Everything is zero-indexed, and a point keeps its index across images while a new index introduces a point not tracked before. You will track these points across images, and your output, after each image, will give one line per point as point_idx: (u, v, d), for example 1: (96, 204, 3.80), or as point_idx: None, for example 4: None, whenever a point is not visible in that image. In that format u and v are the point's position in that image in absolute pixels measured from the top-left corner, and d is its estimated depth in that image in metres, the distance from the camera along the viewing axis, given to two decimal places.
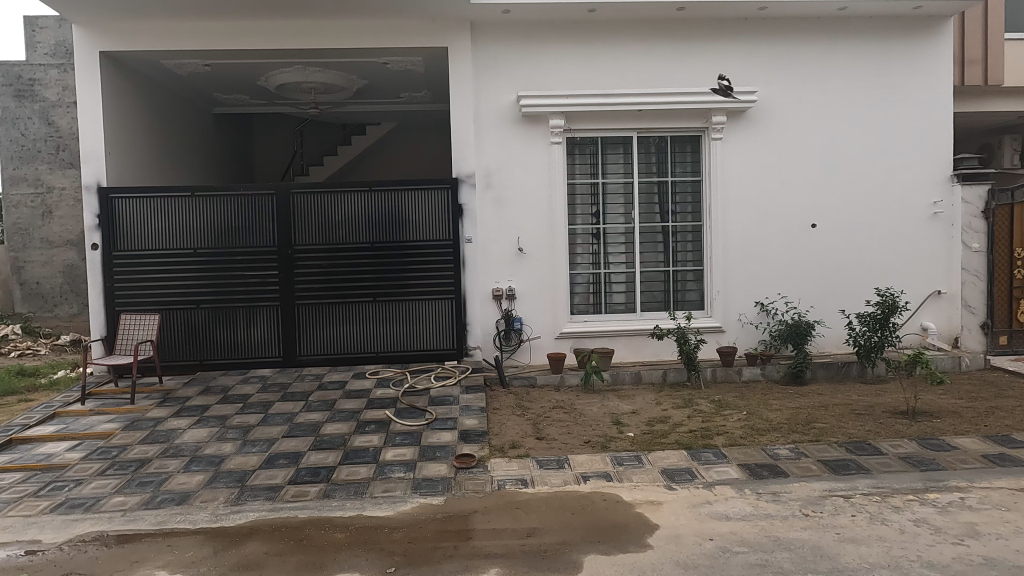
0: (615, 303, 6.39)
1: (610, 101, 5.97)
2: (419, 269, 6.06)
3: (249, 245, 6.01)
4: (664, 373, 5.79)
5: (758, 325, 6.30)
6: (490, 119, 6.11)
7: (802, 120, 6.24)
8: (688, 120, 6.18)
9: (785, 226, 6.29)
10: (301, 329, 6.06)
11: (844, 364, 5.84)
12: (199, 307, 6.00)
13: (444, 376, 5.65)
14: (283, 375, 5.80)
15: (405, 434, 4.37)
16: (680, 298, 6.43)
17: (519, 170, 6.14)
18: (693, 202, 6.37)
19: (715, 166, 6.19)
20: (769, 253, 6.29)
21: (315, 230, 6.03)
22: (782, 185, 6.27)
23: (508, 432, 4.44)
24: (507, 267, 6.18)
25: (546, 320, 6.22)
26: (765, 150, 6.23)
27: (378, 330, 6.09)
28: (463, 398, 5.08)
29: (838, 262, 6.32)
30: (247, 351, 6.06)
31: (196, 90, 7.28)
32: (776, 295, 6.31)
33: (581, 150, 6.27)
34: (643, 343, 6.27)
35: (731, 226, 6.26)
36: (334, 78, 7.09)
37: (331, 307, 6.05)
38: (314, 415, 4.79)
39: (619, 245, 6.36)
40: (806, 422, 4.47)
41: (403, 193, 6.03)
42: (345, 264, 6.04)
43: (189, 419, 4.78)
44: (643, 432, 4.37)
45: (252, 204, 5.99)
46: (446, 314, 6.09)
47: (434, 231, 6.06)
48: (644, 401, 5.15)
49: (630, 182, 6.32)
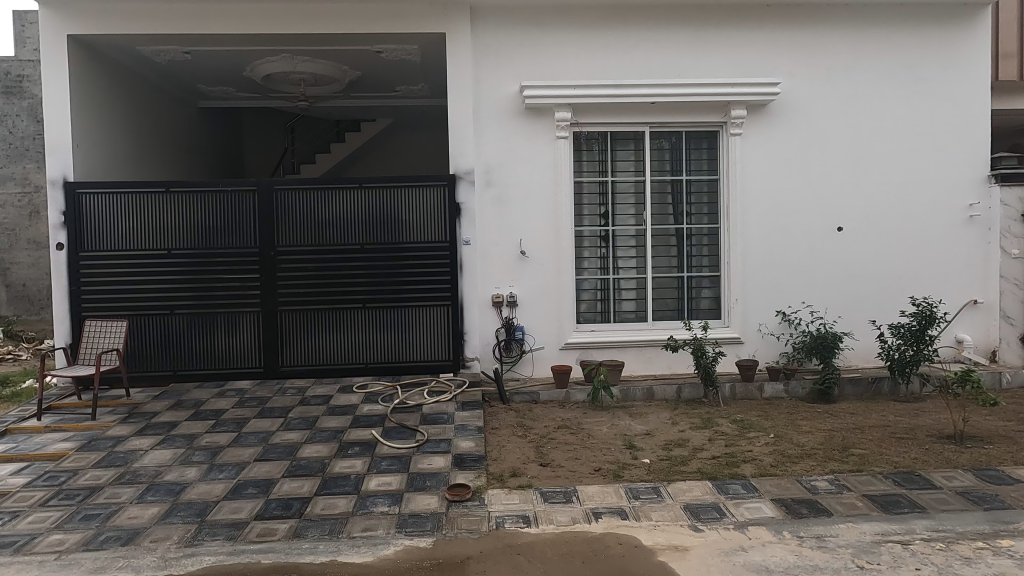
0: (625, 311, 5.90)
1: (622, 93, 5.51)
2: (413, 273, 5.59)
3: (228, 246, 5.53)
4: (679, 389, 5.27)
5: (780, 335, 5.82)
6: (490, 111, 5.64)
7: (828, 115, 5.77)
8: (705, 114, 5.72)
9: (809, 229, 5.81)
10: (285, 338, 5.58)
11: (875, 381, 5.35)
12: (173, 313, 5.52)
13: (438, 391, 5.15)
14: (263, 388, 5.32)
15: (392, 459, 3.88)
16: (695, 307, 5.94)
17: (522, 167, 5.67)
18: (709, 203, 5.90)
19: (733, 165, 5.73)
20: (792, 258, 5.81)
21: (299, 231, 5.56)
22: (806, 185, 5.80)
23: (508, 456, 3.95)
24: (509, 272, 5.70)
25: (551, 330, 5.74)
26: (787, 146, 5.76)
27: (368, 339, 5.61)
28: (458, 416, 4.59)
29: (866, 269, 5.84)
30: (225, 361, 5.57)
31: (178, 81, 6.84)
32: (800, 303, 5.83)
33: (588, 146, 5.80)
34: (655, 355, 5.79)
35: (750, 229, 5.79)
36: (325, 69, 6.63)
37: (317, 314, 5.57)
38: (292, 435, 4.30)
39: (629, 249, 5.89)
40: (842, 448, 3.98)
41: (395, 190, 5.56)
42: (332, 267, 5.57)
43: (153, 438, 4.29)
44: (660, 458, 3.88)
45: (232, 202, 5.52)
46: (441, 322, 5.61)
47: (428, 231, 5.58)
48: (658, 421, 4.66)
49: (642, 180, 5.85)
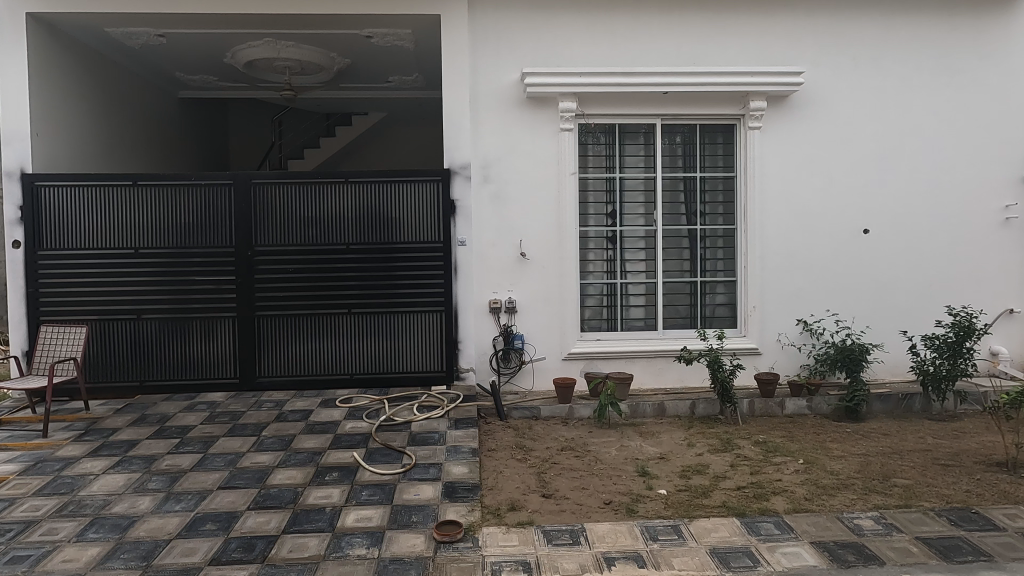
0: (633, 318, 5.45)
1: (632, 81, 5.07)
2: (404, 276, 5.13)
3: (200, 245, 5.07)
4: (692, 405, 4.83)
5: (801, 346, 5.37)
6: (488, 100, 5.19)
7: (853, 108, 5.33)
8: (721, 105, 5.28)
9: (833, 231, 5.37)
10: (263, 345, 5.11)
11: (906, 397, 4.90)
12: (139, 318, 5.06)
13: (429, 406, 4.69)
14: (237, 401, 4.84)
15: (374, 488, 3.42)
16: (709, 315, 5.49)
17: (522, 161, 5.22)
18: (725, 202, 5.46)
19: (752, 161, 5.30)
20: (814, 262, 5.37)
21: (279, 229, 5.10)
22: (830, 183, 5.35)
23: (506, 486, 3.49)
24: (507, 275, 5.24)
25: (552, 338, 5.29)
26: (810, 141, 5.33)
27: (354, 348, 5.15)
28: (451, 436, 4.13)
29: (894, 275, 5.40)
30: (197, 371, 5.11)
31: (154, 67, 6.38)
32: (823, 312, 5.38)
33: (594, 139, 5.36)
34: (666, 367, 5.34)
35: (770, 230, 5.34)
36: (311, 55, 6.16)
37: (298, 319, 5.11)
38: (264, 457, 3.84)
39: (638, 251, 5.44)
40: (883, 477, 3.53)
41: (384, 186, 5.10)
42: (314, 268, 5.12)
43: (108, 460, 3.82)
44: (678, 488, 3.43)
45: (205, 196, 5.05)
46: (434, 330, 5.15)
47: (420, 230, 5.12)
48: (672, 442, 4.20)
49: (653, 177, 5.40)
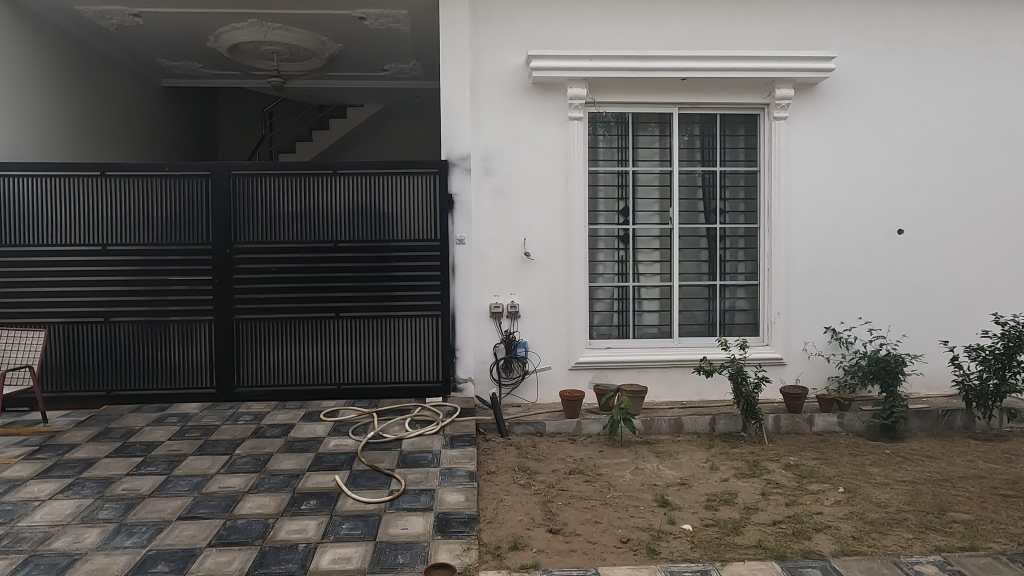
0: (646, 325, 5.01)
1: (647, 65, 4.64)
2: (397, 278, 4.70)
3: (174, 241, 4.64)
4: (712, 420, 4.39)
5: (830, 356, 4.92)
6: (490, 86, 4.76)
7: (888, 97, 4.89)
8: (744, 93, 4.85)
9: (865, 231, 4.93)
10: (242, 352, 4.68)
11: (947, 413, 4.46)
12: (108, 322, 4.63)
13: (423, 421, 4.25)
14: (211, 413, 4.40)
15: (356, 520, 2.98)
16: (729, 321, 5.05)
17: (527, 153, 4.79)
18: (746, 198, 5.02)
19: (777, 154, 4.87)
20: (844, 264, 4.93)
21: (261, 225, 4.66)
22: (862, 179, 4.91)
23: (507, 518, 3.05)
24: (510, 277, 4.81)
25: (558, 346, 4.85)
26: (840, 133, 4.89)
27: (341, 355, 4.71)
28: (446, 456, 3.69)
29: (930, 280, 4.96)
30: (170, 380, 4.67)
31: (132, 52, 5.97)
32: (854, 319, 4.94)
33: (606, 130, 4.93)
34: (681, 378, 4.90)
35: (796, 230, 4.91)
36: (300, 39, 5.71)
37: (281, 324, 4.68)
38: (235, 481, 3.40)
39: (652, 252, 5.00)
40: (938, 511, 3.08)
41: (375, 178, 4.67)
42: (299, 268, 4.69)
43: (58, 482, 3.38)
44: (705, 523, 2.98)
45: (179, 189, 4.62)
46: (429, 336, 4.72)
47: (415, 228, 4.70)
48: (693, 465, 3.76)
49: (668, 171, 4.97)
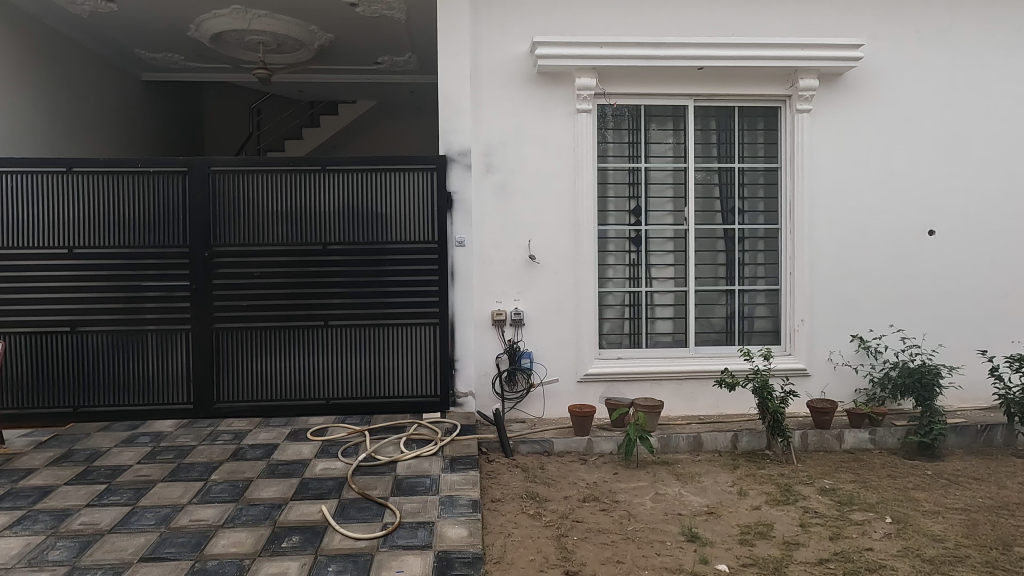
0: (659, 333, 4.66)
1: (662, 54, 4.29)
2: (390, 283, 4.33)
3: (147, 244, 4.26)
4: (734, 438, 4.04)
5: (858, 366, 4.58)
6: (492, 75, 4.41)
7: (918, 89, 4.56)
8: (764, 85, 4.52)
9: (894, 232, 4.59)
10: (222, 364, 4.29)
11: (987, 429, 4.12)
12: (75, 332, 4.25)
13: (419, 440, 3.88)
14: (187, 432, 4.01)
15: (346, 561, 2.61)
16: (748, 329, 4.70)
17: (531, 148, 4.43)
18: (766, 197, 4.68)
19: (799, 150, 4.53)
20: (873, 267, 4.59)
21: (242, 226, 4.29)
22: (891, 177, 4.58)
23: (517, 557, 2.68)
24: (513, 281, 4.45)
25: (566, 357, 4.49)
26: (867, 127, 4.56)
27: (331, 367, 4.34)
28: (446, 481, 3.32)
29: (963, 284, 4.63)
30: (143, 395, 4.28)
31: (108, 41, 5.59)
32: (883, 326, 4.60)
33: (615, 124, 4.58)
34: (698, 391, 4.55)
35: (820, 231, 4.57)
36: (287, 27, 5.33)
37: (265, 333, 4.31)
38: (209, 512, 3.01)
39: (665, 254, 4.65)
40: (1003, 548, 2.73)
41: (368, 175, 4.30)
42: (284, 273, 4.31)
43: (7, 516, 2.98)
44: (743, 563, 2.62)
45: (154, 186, 4.24)
46: (425, 346, 4.35)
47: (410, 228, 4.33)
48: (719, 491, 3.40)
49: (682, 168, 4.63)
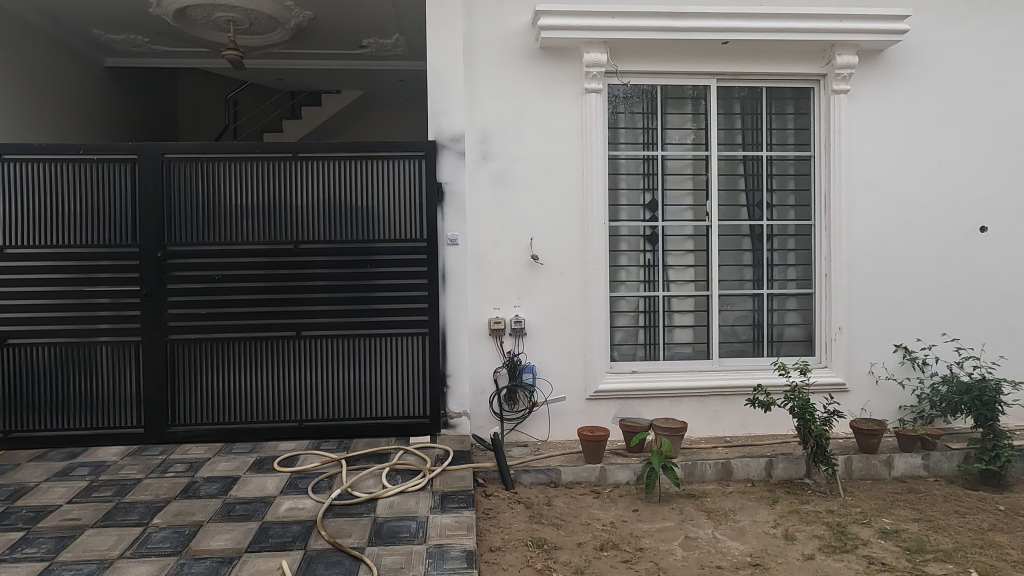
0: (678, 344, 4.12)
1: (682, 26, 3.76)
2: (372, 287, 3.78)
3: (89, 243, 3.69)
4: (769, 464, 3.50)
5: (903, 380, 4.06)
6: (489, 51, 3.87)
7: (967, 68, 4.05)
8: (795, 62, 4.00)
9: (942, 229, 4.07)
10: (178, 381, 3.73)
11: None
12: (6, 345, 3.68)
13: (405, 471, 3.32)
14: (135, 462, 3.44)
15: None
16: (777, 339, 4.17)
17: (533, 134, 3.90)
18: (796, 189, 4.15)
19: (835, 136, 4.01)
20: (919, 268, 4.06)
21: (202, 222, 3.73)
22: (938, 166, 4.06)
23: None
24: (514, 285, 3.91)
25: (573, 371, 3.95)
26: (910, 110, 4.04)
27: (303, 384, 3.78)
28: (435, 525, 2.76)
29: (1018, 288, 4.11)
30: (86, 417, 3.71)
31: (62, 19, 5.00)
32: (931, 335, 4.07)
33: (627, 106, 4.04)
34: (723, 410, 4.02)
35: (859, 227, 4.04)
36: (258, 2, 4.75)
37: (228, 345, 3.75)
38: (143, 569, 2.44)
39: (685, 254, 4.11)
40: None
41: (346, 163, 3.76)
42: (250, 276, 3.75)
43: None
44: None
45: (100, 177, 3.68)
46: (413, 359, 3.80)
47: (395, 225, 3.77)
48: (761, 534, 2.86)
49: (704, 156, 4.09)
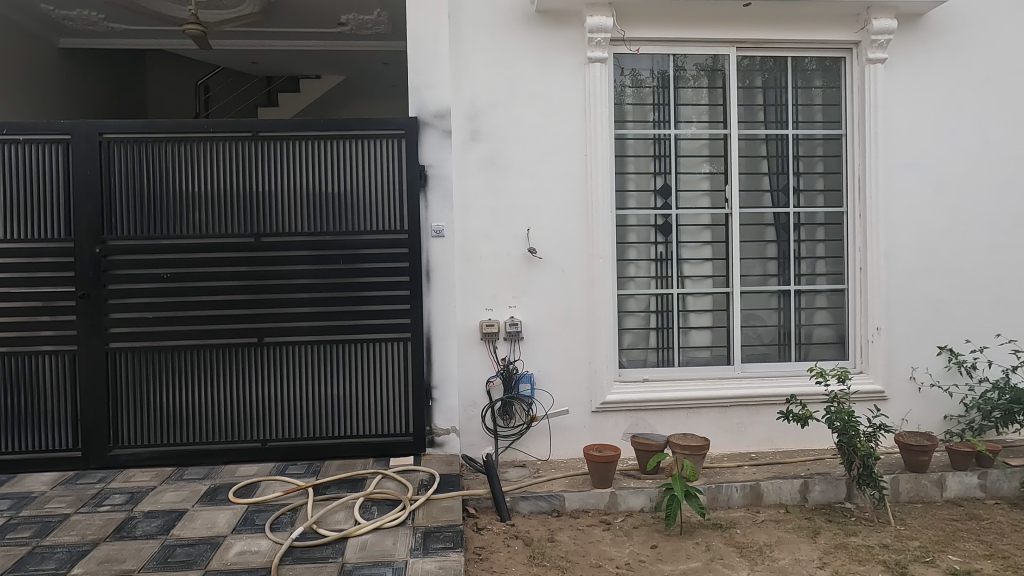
0: (694, 348, 3.65)
1: None
2: (345, 287, 3.29)
3: (14, 237, 3.18)
4: (805, 486, 3.03)
5: (950, 387, 3.61)
6: (477, 15, 3.38)
7: (1016, 34, 3.59)
8: (823, 27, 3.52)
9: (991, 216, 3.61)
10: (122, 396, 3.24)
11: None
12: None
13: (382, 501, 2.83)
14: (67, 494, 2.93)
15: None
16: (806, 341, 3.69)
17: (528, 109, 3.41)
18: (825, 172, 3.68)
19: (872, 111, 3.53)
20: (966, 259, 3.60)
21: (147, 213, 3.23)
22: (985, 144, 3.60)
23: None
24: (509, 282, 3.42)
25: (577, 380, 3.47)
26: (955, 82, 3.57)
27: (266, 397, 3.29)
28: (415, 572, 2.28)
29: None
30: (14, 438, 3.20)
31: None
32: (979, 335, 3.62)
33: (636, 80, 3.57)
34: (746, 422, 3.55)
35: (899, 214, 3.57)
36: None
37: (179, 354, 3.25)
38: None
39: (701, 245, 3.63)
40: None
41: (314, 142, 3.27)
42: (203, 274, 3.25)
43: None
44: None
45: (26, 160, 3.18)
46: (392, 368, 3.32)
47: (371, 214, 3.29)
48: None
49: (721, 135, 3.61)
